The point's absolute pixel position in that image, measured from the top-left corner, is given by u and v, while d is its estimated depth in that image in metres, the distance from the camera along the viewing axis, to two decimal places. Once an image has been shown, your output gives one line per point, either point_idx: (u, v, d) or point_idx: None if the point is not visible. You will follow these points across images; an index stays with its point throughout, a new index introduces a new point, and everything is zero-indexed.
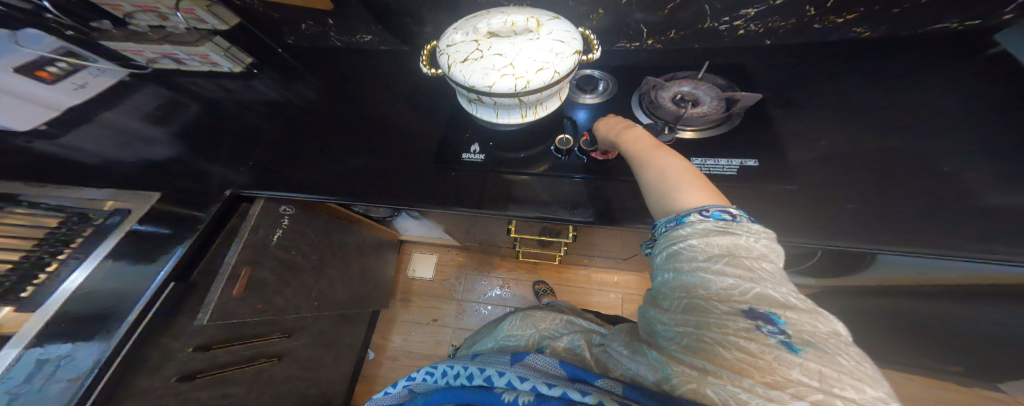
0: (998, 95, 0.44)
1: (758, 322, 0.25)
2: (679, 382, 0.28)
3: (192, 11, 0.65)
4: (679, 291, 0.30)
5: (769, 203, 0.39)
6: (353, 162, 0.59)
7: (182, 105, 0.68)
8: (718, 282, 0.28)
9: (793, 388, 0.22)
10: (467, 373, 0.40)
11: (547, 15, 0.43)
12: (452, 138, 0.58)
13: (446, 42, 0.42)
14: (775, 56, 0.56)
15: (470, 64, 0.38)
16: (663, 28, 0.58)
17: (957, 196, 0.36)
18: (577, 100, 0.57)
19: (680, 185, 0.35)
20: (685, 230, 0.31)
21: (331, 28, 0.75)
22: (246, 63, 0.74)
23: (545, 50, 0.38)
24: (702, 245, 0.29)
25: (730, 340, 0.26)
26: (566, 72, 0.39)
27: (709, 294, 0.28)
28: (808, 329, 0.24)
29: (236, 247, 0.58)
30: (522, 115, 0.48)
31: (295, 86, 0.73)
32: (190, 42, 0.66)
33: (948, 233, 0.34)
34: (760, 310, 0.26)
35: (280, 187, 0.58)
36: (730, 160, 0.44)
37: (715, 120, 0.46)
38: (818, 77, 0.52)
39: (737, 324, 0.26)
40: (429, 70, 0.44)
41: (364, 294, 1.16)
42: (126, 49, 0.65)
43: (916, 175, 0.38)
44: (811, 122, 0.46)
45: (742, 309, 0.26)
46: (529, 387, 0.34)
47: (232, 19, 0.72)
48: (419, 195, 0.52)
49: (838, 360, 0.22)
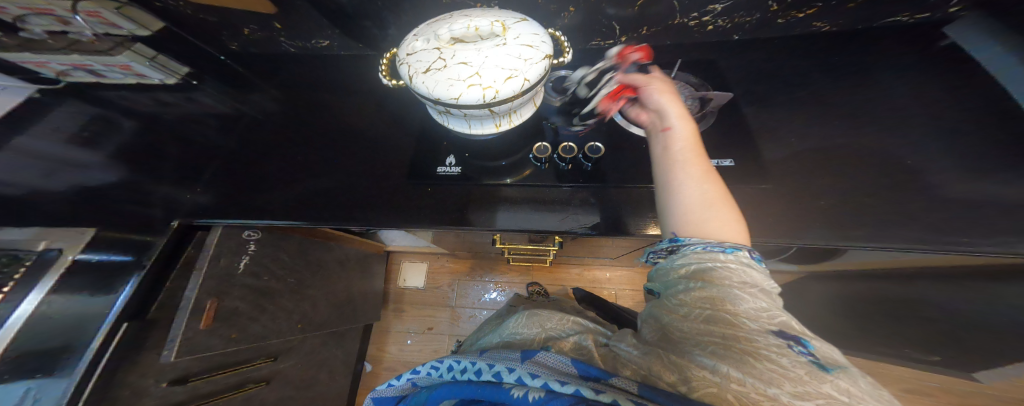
0: (948, 88, 0.47)
1: (788, 342, 0.25)
2: (697, 385, 0.25)
3: (99, 14, 0.55)
4: (706, 302, 0.30)
5: (746, 204, 0.40)
6: (322, 182, 0.55)
7: (118, 125, 0.61)
8: (748, 302, 0.28)
9: (826, 402, 0.21)
10: (475, 368, 0.36)
11: (513, 17, 0.40)
12: (427, 150, 0.55)
13: (407, 50, 0.39)
14: (745, 51, 0.57)
15: (433, 74, 0.36)
16: (635, 25, 0.57)
17: (915, 190, 0.38)
18: (554, 103, 0.56)
19: (716, 209, 0.34)
20: (722, 253, 0.31)
21: (279, 31, 0.68)
22: (182, 73, 0.66)
23: (513, 56, 0.36)
24: (737, 269, 0.30)
25: (762, 352, 0.25)
26: (536, 79, 0.37)
27: (739, 311, 0.28)
28: (828, 355, 0.25)
29: (195, 279, 0.54)
30: (495, 124, 0.46)
31: (248, 99, 0.67)
32: (103, 49, 0.58)
33: (907, 226, 0.35)
34: (787, 333, 0.26)
35: (240, 214, 0.53)
36: (706, 161, 0.44)
37: (691, 120, 0.46)
38: (786, 72, 0.53)
39: (768, 340, 0.25)
40: (390, 81, 0.41)
41: (353, 310, 1.13)
42: (20, 60, 0.54)
43: (878, 170, 0.40)
44: (780, 118, 0.47)
45: (772, 329, 0.26)
46: (540, 382, 0.30)
47: (156, 24, 0.61)
48: (395, 214, 0.50)
49: (862, 384, 0.23)
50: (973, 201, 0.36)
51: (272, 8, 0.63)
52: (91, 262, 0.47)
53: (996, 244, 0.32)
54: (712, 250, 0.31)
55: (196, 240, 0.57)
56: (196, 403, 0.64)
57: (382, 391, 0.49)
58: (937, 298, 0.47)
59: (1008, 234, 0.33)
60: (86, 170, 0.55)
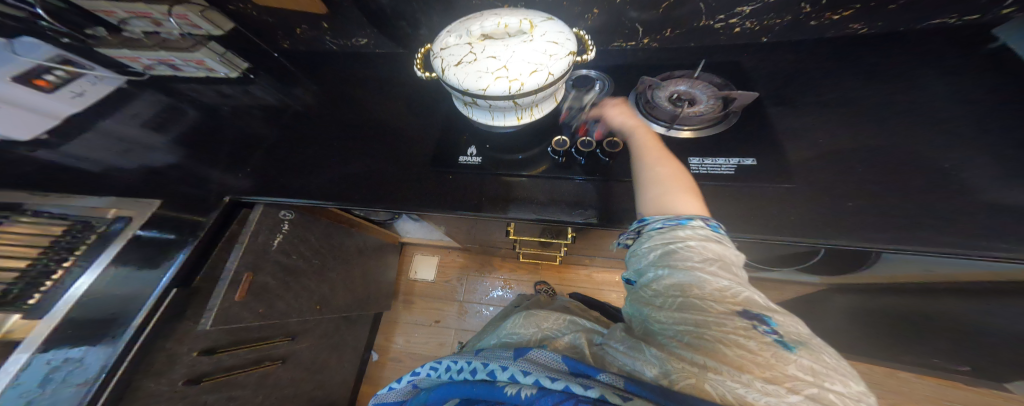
0: (1000, 92, 0.44)
1: (753, 322, 0.27)
2: (677, 379, 0.26)
3: (186, 17, 0.61)
4: (674, 289, 0.30)
5: (767, 204, 0.39)
6: (351, 167, 0.59)
7: (181, 111, 0.68)
8: (713, 282, 0.29)
9: (790, 383, 0.22)
10: (471, 367, 0.36)
11: (540, 16, 0.43)
12: (448, 141, 0.58)
13: (440, 45, 0.42)
14: (770, 55, 0.56)
15: (464, 67, 0.38)
16: (658, 27, 0.58)
17: (958, 195, 0.36)
18: (574, 101, 0.57)
19: (675, 190, 0.39)
20: (685, 233, 0.33)
21: (326, 32, 0.75)
22: (243, 68, 0.74)
23: (539, 51, 0.38)
24: (699, 247, 0.32)
25: (730, 337, 0.26)
26: (560, 74, 0.39)
27: (705, 294, 0.29)
28: (793, 330, 0.26)
29: (236, 253, 0.58)
30: (517, 117, 0.48)
31: (291, 90, 0.73)
32: (184, 47, 0.64)
33: (948, 232, 0.33)
34: (752, 312, 0.27)
35: (278, 192, 0.58)
36: (727, 159, 0.44)
37: (712, 119, 0.46)
38: (814, 75, 0.52)
39: (734, 323, 0.26)
40: (422, 73, 0.44)
41: (366, 296, 1.17)
42: (120, 55, 0.64)
43: (915, 174, 0.38)
44: (808, 120, 0.46)
45: (737, 310, 0.27)
46: (531, 379, 0.31)
47: (227, 25, 0.70)
48: (417, 200, 0.52)
49: (823, 358, 0.24)
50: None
51: (321, 9, 0.69)
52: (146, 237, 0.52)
53: None
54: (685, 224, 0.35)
55: (240, 217, 0.62)
56: (220, 375, 0.68)
57: (383, 396, 0.48)
58: (979, 322, 0.43)
59: None
60: (153, 148, 0.62)
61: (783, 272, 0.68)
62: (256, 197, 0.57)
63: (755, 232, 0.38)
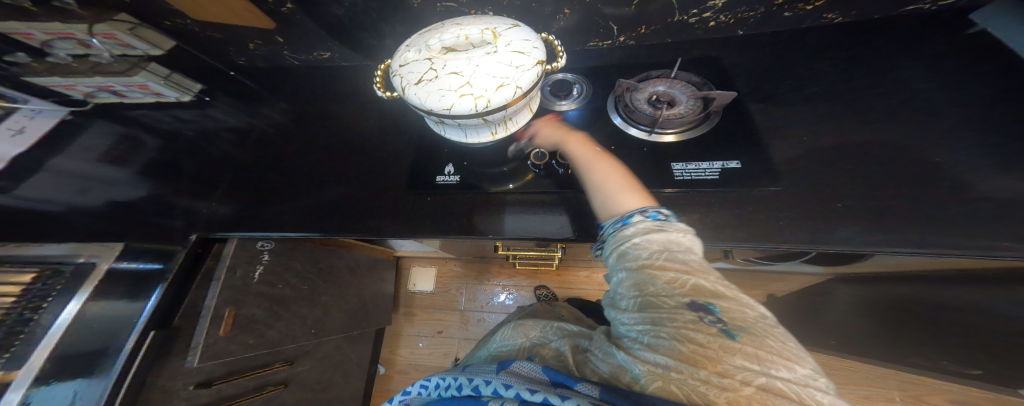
0: (979, 77, 0.43)
1: (701, 313, 0.25)
2: (646, 383, 0.25)
3: (113, 35, 0.54)
4: (632, 289, 0.29)
5: (751, 209, 0.38)
6: (325, 194, 0.57)
7: (140, 142, 0.64)
8: (662, 276, 0.28)
9: (741, 375, 0.22)
10: (455, 384, 0.35)
11: (504, 24, 0.40)
12: (425, 159, 0.56)
13: (399, 61, 0.39)
14: (748, 47, 0.55)
15: (425, 85, 0.35)
16: (634, 24, 0.55)
17: (943, 190, 0.35)
18: (553, 108, 0.55)
19: (622, 190, 0.38)
20: (629, 231, 0.32)
21: (284, 48, 0.70)
22: (196, 91, 0.69)
23: (504, 63, 0.36)
24: (645, 243, 0.31)
25: (682, 333, 0.25)
26: (528, 86, 0.36)
27: (657, 290, 0.28)
28: (740, 314, 0.25)
29: (215, 289, 0.57)
30: (491, 132, 0.46)
31: (257, 114, 0.69)
32: (120, 71, 0.59)
33: (934, 230, 0.33)
34: (699, 302, 0.26)
35: (251, 226, 0.55)
36: (711, 163, 0.42)
37: (694, 120, 0.45)
38: (793, 66, 0.50)
39: (683, 318, 0.25)
40: (383, 92, 0.41)
41: (364, 314, 1.16)
42: (52, 84, 0.56)
43: (898, 169, 0.37)
44: (790, 114, 0.45)
45: (684, 302, 0.26)
46: (513, 393, 0.29)
47: (168, 43, 0.61)
48: (396, 224, 0.50)
49: (770, 343, 0.23)
50: (1010, 201, 0.32)
51: (269, 24, 0.63)
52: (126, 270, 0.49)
53: None
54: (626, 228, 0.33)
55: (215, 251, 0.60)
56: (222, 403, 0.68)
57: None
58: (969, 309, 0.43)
59: None
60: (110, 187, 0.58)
61: (779, 264, 0.68)
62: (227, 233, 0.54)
63: (741, 240, 0.37)
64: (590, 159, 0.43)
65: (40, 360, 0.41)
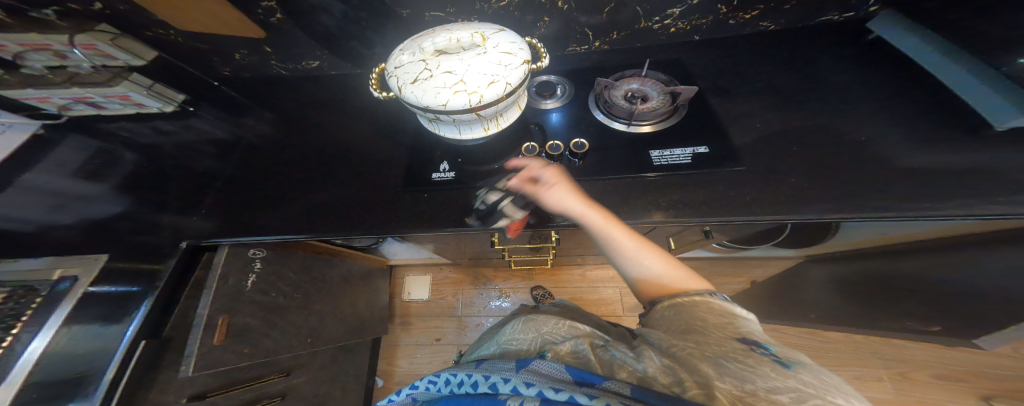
0: (904, 67, 0.49)
1: (753, 347, 0.27)
2: (685, 390, 0.24)
3: (94, 46, 0.55)
4: (683, 325, 0.32)
5: (720, 187, 0.43)
6: (322, 195, 0.58)
7: (123, 158, 0.63)
8: (717, 321, 0.31)
9: (794, 391, 0.21)
10: (471, 380, 0.30)
11: (491, 28, 0.44)
12: (421, 159, 0.58)
13: (394, 64, 0.42)
14: (708, 49, 0.61)
15: (421, 84, 0.38)
16: (607, 30, 0.61)
17: (880, 163, 0.40)
18: (540, 107, 0.59)
19: (678, 278, 0.38)
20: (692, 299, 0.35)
21: (272, 57, 0.72)
22: (180, 101, 0.70)
23: (494, 63, 0.39)
24: (703, 304, 0.34)
25: (732, 354, 0.26)
26: (517, 82, 0.40)
27: (709, 327, 0.31)
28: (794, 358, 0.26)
29: (206, 297, 0.57)
30: (484, 128, 0.49)
31: (249, 122, 0.70)
32: (100, 82, 0.60)
33: (876, 197, 0.37)
34: (750, 341, 0.28)
35: (246, 231, 0.56)
36: (683, 149, 0.47)
37: (665, 113, 0.50)
38: (748, 64, 0.57)
39: (734, 346, 0.27)
40: (380, 93, 0.43)
41: (359, 324, 1.14)
42: (26, 97, 0.57)
43: (843, 147, 0.43)
44: (748, 105, 0.50)
45: (737, 339, 0.28)
46: (534, 391, 0.25)
47: (150, 53, 0.62)
48: (395, 221, 0.52)
49: (825, 378, 0.23)
50: (934, 168, 0.38)
51: (259, 33, 0.66)
52: (105, 292, 0.49)
53: (955, 205, 0.34)
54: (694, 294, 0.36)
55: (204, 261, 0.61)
56: None
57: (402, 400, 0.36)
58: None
59: (971, 193, 0.35)
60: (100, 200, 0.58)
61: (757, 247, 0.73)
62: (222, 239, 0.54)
63: (711, 215, 0.41)
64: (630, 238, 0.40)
65: (21, 378, 0.41)
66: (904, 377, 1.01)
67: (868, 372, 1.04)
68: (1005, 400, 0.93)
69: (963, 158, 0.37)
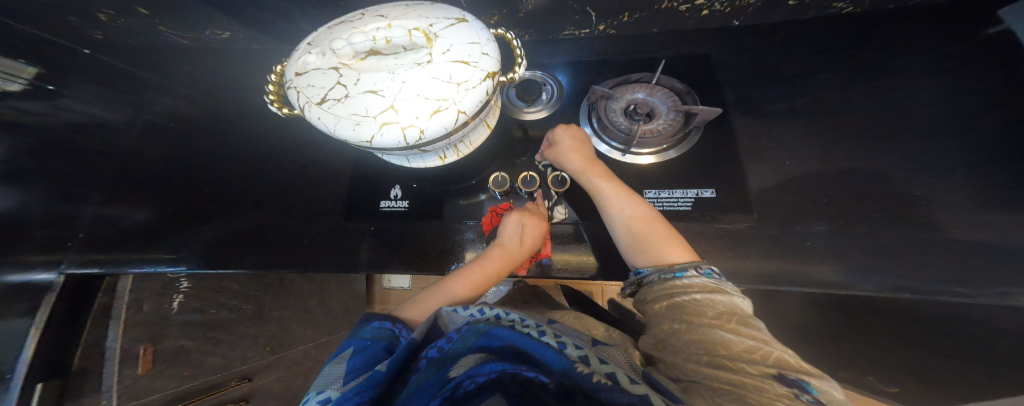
0: (982, 90, 0.39)
1: (794, 389, 0.23)
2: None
3: None
4: (698, 347, 0.28)
5: (717, 248, 0.37)
6: (248, 220, 0.48)
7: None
8: (736, 341, 0.27)
9: None
10: (538, 329, 0.33)
11: (444, 18, 0.30)
12: (371, 177, 0.47)
13: (297, 67, 0.28)
14: (736, 45, 0.49)
15: (331, 107, 0.26)
16: (614, 11, 0.47)
17: (910, 228, 0.34)
18: (520, 115, 0.48)
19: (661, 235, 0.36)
20: (685, 283, 0.33)
21: (156, 20, 0.51)
22: (27, 76, 0.45)
23: (441, 79, 0.26)
24: (705, 301, 0.31)
25: (769, 398, 0.22)
26: (475, 110, 0.27)
27: (729, 354, 0.27)
28: (837, 399, 0.23)
29: (115, 331, 0.58)
30: (439, 156, 0.38)
31: (144, 109, 0.52)
32: None
33: (890, 273, 0.32)
34: (790, 377, 0.24)
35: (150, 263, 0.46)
36: (685, 191, 0.40)
37: (673, 139, 0.40)
38: (782, 70, 0.46)
39: (776, 390, 0.23)
40: (279, 108, 0.30)
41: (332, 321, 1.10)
42: None
43: (869, 202, 0.36)
44: (773, 131, 0.42)
45: (774, 374, 0.24)
46: (607, 370, 0.27)
47: None
48: (340, 259, 0.44)
49: None
50: (978, 244, 0.31)
51: None
52: None
53: (992, 295, 0.29)
54: (666, 276, 0.34)
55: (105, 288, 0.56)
56: None
57: (453, 315, 0.36)
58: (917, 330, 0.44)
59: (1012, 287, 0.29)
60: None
61: None
62: (128, 268, 0.45)
63: None
64: (616, 196, 0.38)
65: None
66: None
67: None
68: None
69: (1013, 236, 0.31)
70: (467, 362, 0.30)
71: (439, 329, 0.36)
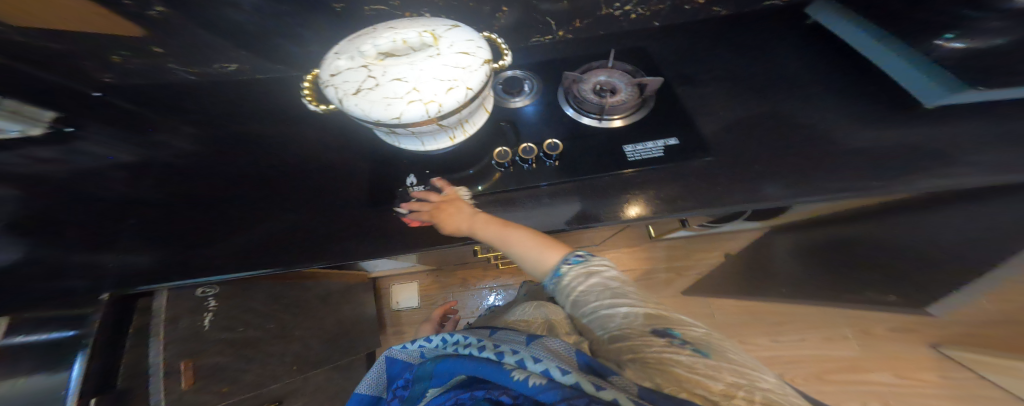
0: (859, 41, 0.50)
1: (667, 337, 0.31)
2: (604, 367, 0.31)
3: None
4: (607, 328, 0.34)
5: (690, 182, 0.44)
6: (277, 222, 0.52)
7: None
8: (629, 315, 0.35)
9: (718, 386, 0.25)
10: (479, 345, 0.31)
11: (443, 26, 0.39)
12: (387, 175, 0.55)
13: (331, 71, 0.37)
14: (669, 35, 0.59)
15: (366, 95, 0.34)
16: (569, 18, 0.57)
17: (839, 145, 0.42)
18: (507, 106, 0.56)
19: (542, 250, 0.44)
20: (574, 280, 0.41)
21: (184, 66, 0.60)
22: (47, 120, 0.52)
23: (450, 66, 0.35)
24: (595, 290, 0.39)
25: (664, 354, 0.28)
26: (479, 87, 0.35)
27: (625, 326, 0.34)
28: (695, 335, 0.32)
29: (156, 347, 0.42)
30: (449, 138, 0.46)
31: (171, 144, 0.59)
32: None
33: (835, 180, 0.39)
34: (661, 329, 0.33)
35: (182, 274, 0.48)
36: (655, 142, 0.47)
37: (635, 105, 0.50)
38: (709, 51, 0.56)
39: (656, 340, 0.30)
40: (315, 106, 0.39)
41: (349, 341, 1.11)
42: None
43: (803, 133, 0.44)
44: (711, 93, 0.51)
45: (652, 331, 0.32)
46: (541, 368, 0.25)
47: None
48: (366, 246, 0.49)
49: (726, 367, 0.27)
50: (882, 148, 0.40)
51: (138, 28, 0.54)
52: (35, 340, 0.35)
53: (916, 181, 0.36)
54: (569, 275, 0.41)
55: (141, 309, 0.45)
56: None
57: (401, 352, 0.41)
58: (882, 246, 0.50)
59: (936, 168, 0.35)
60: None
61: (736, 226, 0.73)
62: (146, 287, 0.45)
63: (689, 208, 0.42)
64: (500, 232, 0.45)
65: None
66: (871, 335, 1.07)
67: (835, 332, 1.09)
68: (951, 345, 1.02)
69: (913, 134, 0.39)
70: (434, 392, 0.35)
71: (393, 364, 0.43)
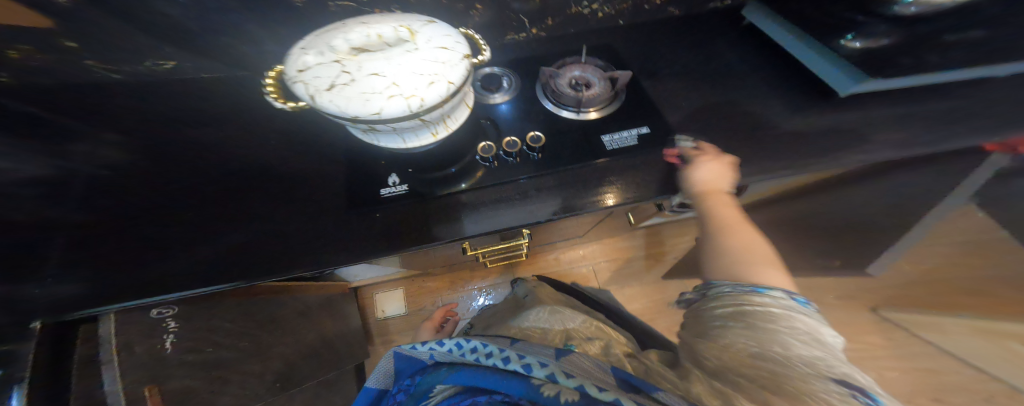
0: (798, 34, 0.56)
1: (850, 390, 0.30)
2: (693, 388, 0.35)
3: None
4: (754, 343, 0.36)
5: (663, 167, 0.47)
6: (251, 230, 0.49)
7: None
8: (790, 350, 0.35)
9: None
10: (502, 355, 0.34)
11: (418, 21, 0.39)
12: (368, 176, 0.54)
13: (296, 66, 0.36)
14: (635, 32, 0.63)
15: (340, 91, 0.33)
16: (541, 16, 0.59)
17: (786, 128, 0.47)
18: (486, 102, 0.57)
19: (764, 266, 0.45)
20: (767, 300, 0.40)
21: None
22: None
23: (429, 60, 0.35)
24: (786, 317, 0.38)
25: (817, 394, 0.30)
26: (460, 81, 0.36)
27: (790, 358, 0.34)
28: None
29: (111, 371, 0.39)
30: (432, 133, 0.46)
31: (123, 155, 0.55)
32: None
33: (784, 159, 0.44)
34: (852, 384, 0.31)
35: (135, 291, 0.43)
36: (628, 132, 0.50)
37: (609, 97, 0.52)
38: (670, 46, 0.61)
39: (824, 386, 0.31)
40: (282, 104, 0.38)
41: (334, 354, 1.07)
42: None
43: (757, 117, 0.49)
44: (675, 85, 0.55)
45: (831, 379, 0.32)
46: (574, 384, 0.29)
47: None
48: (353, 248, 0.48)
49: None
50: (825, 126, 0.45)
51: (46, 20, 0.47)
52: None
53: None
54: (745, 290, 0.42)
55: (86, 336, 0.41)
56: None
57: (411, 352, 0.43)
58: None
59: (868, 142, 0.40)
60: None
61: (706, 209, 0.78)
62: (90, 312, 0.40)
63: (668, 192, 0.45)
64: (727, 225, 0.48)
65: None
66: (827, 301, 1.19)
67: None
68: None
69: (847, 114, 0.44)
70: (443, 390, 0.37)
71: (403, 363, 0.44)
